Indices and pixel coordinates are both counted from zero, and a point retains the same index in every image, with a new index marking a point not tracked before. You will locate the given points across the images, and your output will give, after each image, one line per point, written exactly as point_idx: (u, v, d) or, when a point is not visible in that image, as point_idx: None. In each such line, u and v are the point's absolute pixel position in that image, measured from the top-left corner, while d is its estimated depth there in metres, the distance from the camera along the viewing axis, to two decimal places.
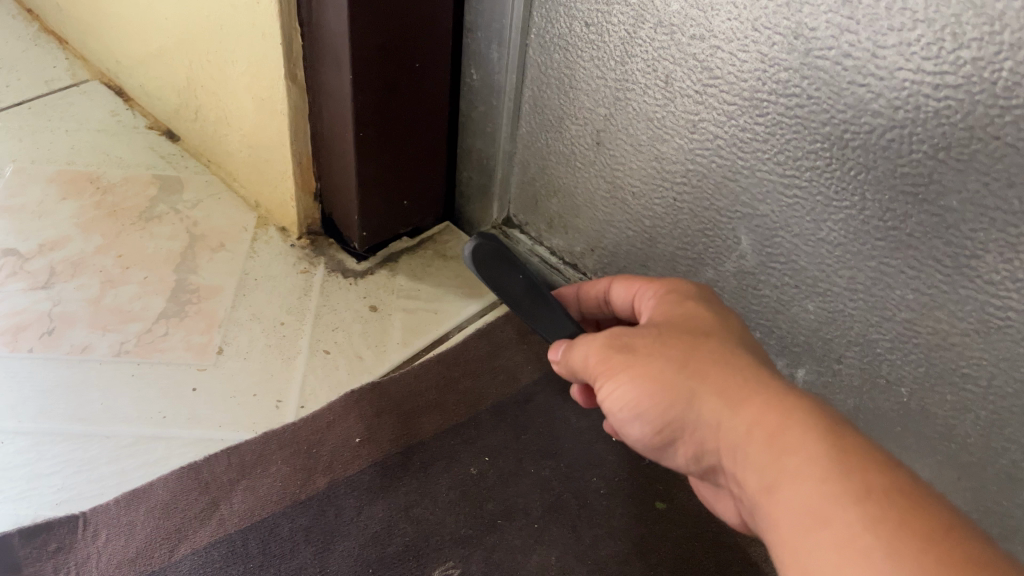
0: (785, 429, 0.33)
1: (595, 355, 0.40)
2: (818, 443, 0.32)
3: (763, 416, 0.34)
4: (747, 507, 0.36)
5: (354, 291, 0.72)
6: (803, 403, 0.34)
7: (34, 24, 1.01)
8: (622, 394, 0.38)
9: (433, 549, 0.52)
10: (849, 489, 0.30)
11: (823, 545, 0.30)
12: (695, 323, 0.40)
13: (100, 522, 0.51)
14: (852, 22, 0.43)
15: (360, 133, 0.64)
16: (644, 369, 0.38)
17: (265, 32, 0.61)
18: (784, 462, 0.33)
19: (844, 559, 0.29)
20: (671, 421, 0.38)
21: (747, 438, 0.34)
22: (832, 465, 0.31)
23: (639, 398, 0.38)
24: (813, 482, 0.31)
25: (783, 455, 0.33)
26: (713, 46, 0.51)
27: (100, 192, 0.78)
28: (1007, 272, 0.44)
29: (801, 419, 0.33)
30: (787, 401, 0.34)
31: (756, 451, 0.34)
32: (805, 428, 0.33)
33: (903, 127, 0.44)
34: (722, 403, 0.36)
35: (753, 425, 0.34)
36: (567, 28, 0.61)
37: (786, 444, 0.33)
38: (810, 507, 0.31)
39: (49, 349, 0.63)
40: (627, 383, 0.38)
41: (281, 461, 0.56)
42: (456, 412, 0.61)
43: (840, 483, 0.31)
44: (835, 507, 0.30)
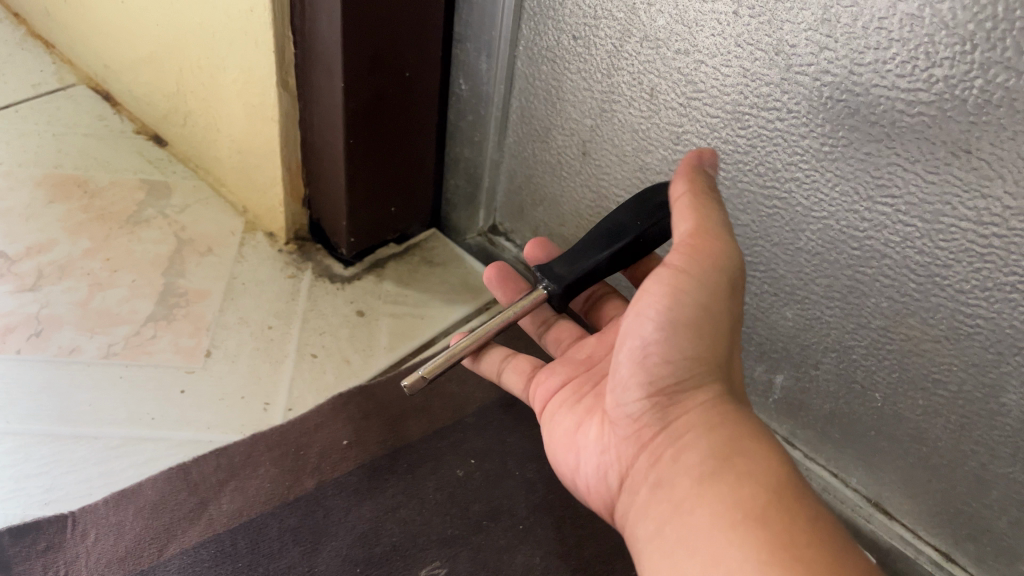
0: (751, 443, 0.39)
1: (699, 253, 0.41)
2: (775, 468, 0.37)
3: (738, 429, 0.40)
4: (663, 473, 0.40)
5: (341, 296, 0.73)
6: (771, 439, 0.40)
7: (20, 28, 1.01)
8: (671, 304, 0.40)
9: (419, 549, 0.53)
10: (790, 505, 0.35)
11: (754, 536, 0.34)
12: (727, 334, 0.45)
13: (89, 522, 0.51)
14: (830, 40, 0.45)
15: (350, 140, 0.65)
16: (709, 304, 0.40)
17: (257, 40, 0.62)
18: (739, 460, 0.38)
19: (765, 556, 0.33)
20: (680, 363, 0.40)
21: (715, 427, 0.40)
22: (784, 484, 0.36)
23: (678, 326, 0.40)
24: (763, 486, 0.36)
25: (744, 457, 0.38)
26: (698, 60, 0.53)
27: (87, 196, 0.79)
28: (976, 281, 0.46)
29: (770, 447, 0.39)
30: (762, 432, 0.40)
31: (716, 442, 0.39)
32: (770, 451, 0.38)
33: (879, 141, 0.46)
34: (711, 396, 0.41)
35: (727, 428, 0.40)
36: (555, 40, 0.62)
37: (746, 451, 0.38)
38: (749, 501, 0.35)
39: (36, 350, 0.63)
40: (689, 298, 0.40)
41: (269, 462, 0.56)
42: (442, 415, 0.62)
43: (783, 499, 0.35)
44: (773, 511, 0.35)
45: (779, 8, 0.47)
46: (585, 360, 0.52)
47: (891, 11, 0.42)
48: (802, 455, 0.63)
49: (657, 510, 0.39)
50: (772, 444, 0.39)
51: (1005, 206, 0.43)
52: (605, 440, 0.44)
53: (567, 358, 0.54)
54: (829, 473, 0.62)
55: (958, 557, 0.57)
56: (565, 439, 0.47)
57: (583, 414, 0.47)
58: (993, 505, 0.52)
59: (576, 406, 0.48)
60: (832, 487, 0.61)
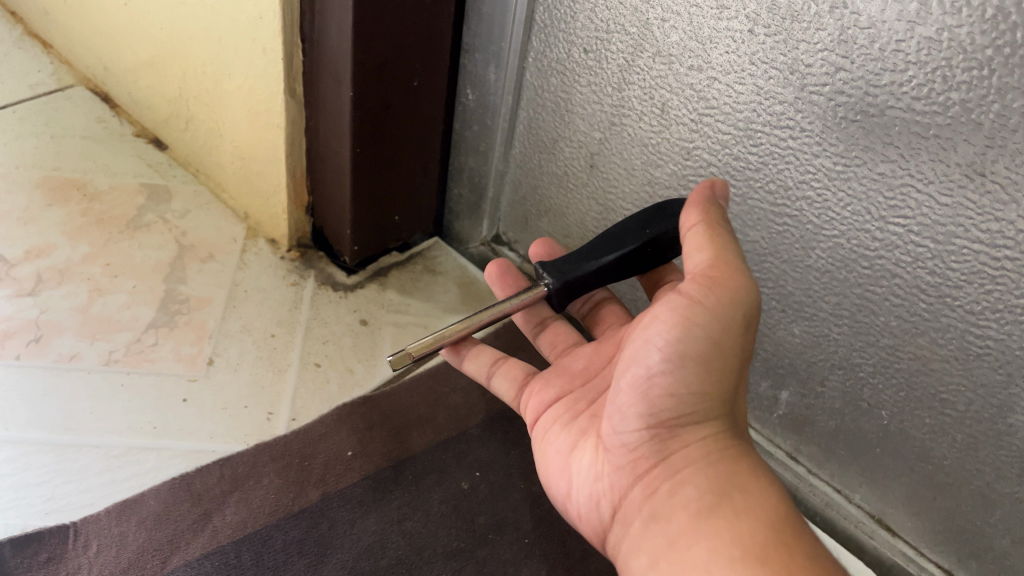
0: (750, 481, 0.39)
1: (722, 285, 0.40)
2: (774, 508, 0.38)
3: (739, 467, 0.40)
4: (659, 504, 0.40)
5: (344, 304, 0.72)
6: (770, 478, 0.40)
7: (18, 27, 1.00)
8: (683, 338, 0.40)
9: (425, 563, 0.52)
10: (790, 545, 0.36)
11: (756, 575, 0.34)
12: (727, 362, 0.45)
13: (91, 533, 0.51)
14: (846, 61, 0.46)
15: (358, 149, 0.64)
16: (718, 342, 0.40)
17: (266, 47, 0.61)
18: (737, 497, 0.38)
19: None
20: (685, 396, 0.40)
21: (714, 463, 0.40)
22: (781, 524, 0.37)
23: (688, 359, 0.40)
24: (760, 526, 0.37)
25: (740, 494, 0.38)
26: (710, 77, 0.53)
27: (87, 199, 0.78)
28: (987, 303, 0.46)
29: (769, 487, 0.39)
30: (761, 470, 0.40)
31: (713, 478, 0.39)
32: (766, 489, 0.39)
33: (892, 162, 0.47)
34: (713, 432, 0.41)
35: (728, 465, 0.40)
36: (566, 53, 0.62)
37: (745, 489, 0.39)
38: (745, 540, 0.36)
39: (35, 357, 0.62)
40: (701, 334, 0.40)
41: (273, 473, 0.56)
42: (446, 427, 0.61)
43: (782, 539, 0.36)
44: (773, 551, 0.35)
45: (795, 28, 0.47)
46: (579, 372, 0.50)
47: (908, 34, 0.43)
48: (806, 471, 0.63)
49: (651, 543, 0.39)
50: (766, 481, 0.40)
51: (1018, 229, 0.43)
52: (598, 465, 0.43)
53: (559, 366, 0.52)
54: (832, 489, 0.62)
55: (960, 574, 0.57)
56: (556, 461, 0.46)
57: (576, 436, 0.46)
58: (998, 525, 0.52)
59: (570, 424, 0.47)
60: (836, 503, 0.61)
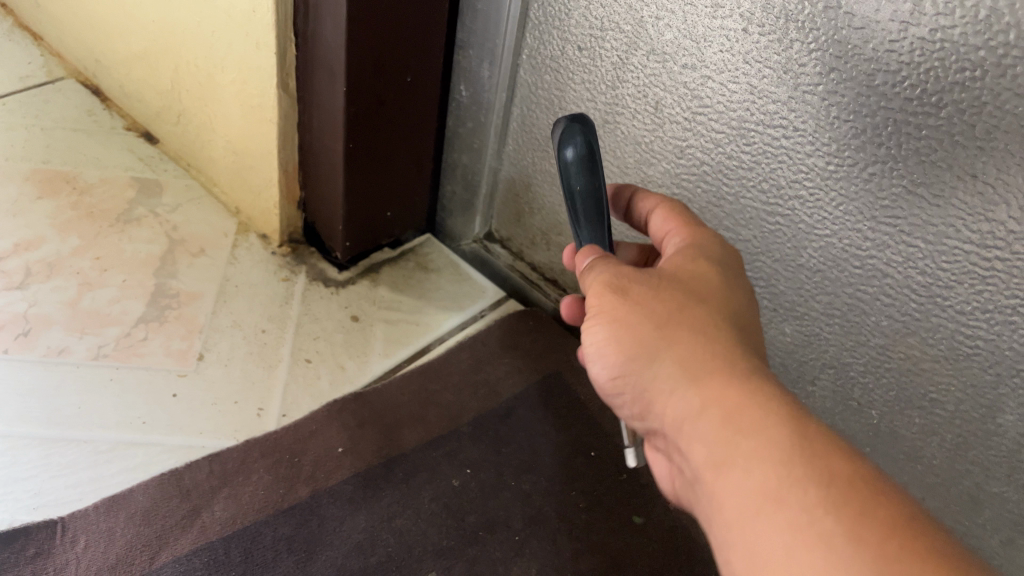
0: (742, 409, 0.31)
1: (604, 279, 0.38)
2: (777, 431, 0.30)
3: (722, 396, 0.32)
4: (688, 481, 0.34)
5: (335, 300, 0.72)
6: (766, 387, 0.32)
7: (9, 18, 0.99)
8: (597, 333, 0.37)
9: (415, 560, 0.52)
10: (804, 476, 0.28)
11: (780, 530, 0.28)
12: (694, 274, 0.38)
13: (78, 528, 0.50)
14: (840, 61, 0.46)
15: (350, 144, 0.64)
16: (620, 311, 0.36)
17: (259, 41, 0.61)
18: (739, 445, 0.30)
19: (796, 549, 0.27)
20: (632, 371, 0.36)
21: (699, 411, 0.32)
22: (794, 448, 0.29)
23: (607, 345, 0.36)
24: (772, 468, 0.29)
25: (738, 430, 0.31)
26: (704, 75, 0.53)
27: (77, 192, 0.77)
28: (977, 303, 0.47)
29: (766, 402, 0.31)
30: (751, 383, 0.32)
31: (708, 427, 0.32)
32: (765, 405, 0.31)
33: (884, 163, 0.47)
34: (682, 374, 0.34)
35: (710, 403, 0.32)
36: (560, 51, 0.62)
37: (743, 427, 0.31)
38: (763, 495, 0.29)
39: (24, 351, 0.61)
40: (603, 324, 0.37)
41: (262, 469, 0.55)
42: (437, 425, 0.61)
43: (795, 470, 0.29)
44: (789, 493, 0.28)
45: (789, 27, 0.47)
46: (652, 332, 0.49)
47: (902, 35, 0.43)
48: None
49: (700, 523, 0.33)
50: (766, 391, 0.31)
51: (1009, 230, 0.44)
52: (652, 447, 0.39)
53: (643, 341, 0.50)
54: None
55: None
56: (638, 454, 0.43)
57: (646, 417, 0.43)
58: (986, 524, 0.53)
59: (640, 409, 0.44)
60: None
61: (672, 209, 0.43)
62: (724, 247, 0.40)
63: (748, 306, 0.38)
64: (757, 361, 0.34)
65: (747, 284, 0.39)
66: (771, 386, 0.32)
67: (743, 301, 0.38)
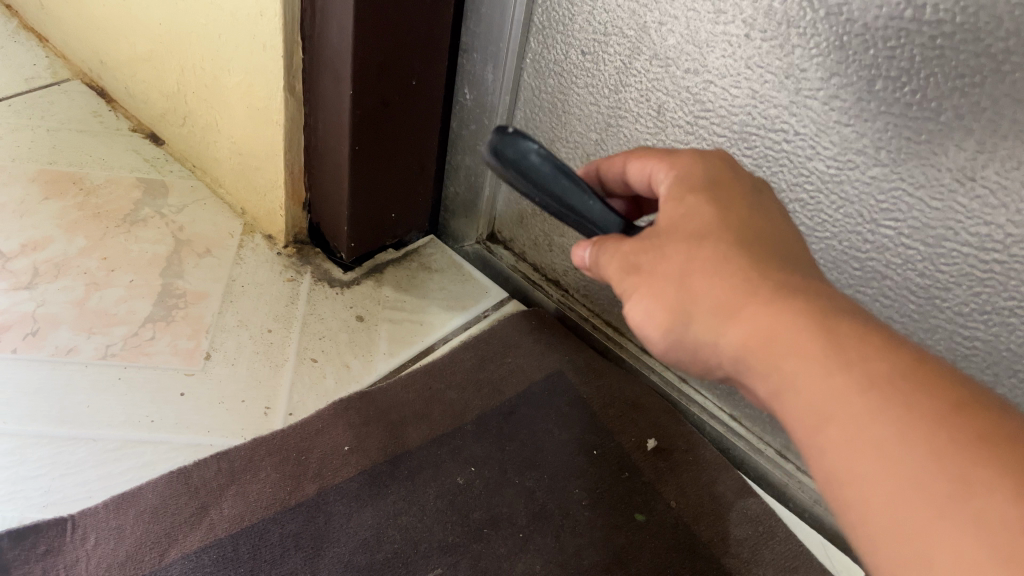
0: (777, 332, 0.31)
1: (617, 263, 0.38)
2: (811, 346, 0.30)
3: (756, 325, 0.31)
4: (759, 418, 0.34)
5: (340, 300, 0.73)
6: (790, 301, 0.31)
7: (14, 21, 1.00)
8: (634, 307, 0.37)
9: (420, 556, 0.53)
10: (845, 388, 0.28)
11: (841, 447, 0.28)
12: (689, 209, 0.37)
13: (88, 525, 0.51)
14: (841, 67, 0.47)
15: (356, 147, 0.65)
16: (648, 282, 0.36)
17: (265, 44, 0.62)
18: (784, 372, 0.30)
19: (861, 459, 0.27)
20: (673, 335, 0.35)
21: (742, 348, 0.32)
22: (832, 362, 0.29)
23: (644, 315, 0.36)
24: (819, 391, 0.29)
25: (778, 362, 0.30)
26: (707, 80, 0.54)
27: (83, 193, 0.78)
28: (975, 304, 0.48)
29: (794, 318, 0.31)
30: (777, 301, 0.31)
31: (755, 361, 0.31)
32: (792, 325, 0.30)
33: (885, 166, 0.48)
34: (715, 317, 0.33)
35: (748, 334, 0.32)
36: (563, 55, 0.63)
37: (782, 353, 0.30)
38: (818, 417, 0.29)
39: (32, 350, 0.62)
40: (638, 297, 0.36)
41: (269, 467, 0.56)
42: (441, 423, 0.62)
43: (838, 382, 0.28)
44: (840, 407, 0.28)
45: (791, 33, 0.48)
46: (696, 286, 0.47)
47: (902, 41, 0.44)
48: (795, 468, 0.63)
49: None
50: (790, 309, 0.31)
51: (1007, 233, 0.45)
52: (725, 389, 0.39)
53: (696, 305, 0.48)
54: None
55: None
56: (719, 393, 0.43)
57: None
58: None
59: None
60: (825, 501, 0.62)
61: (642, 152, 0.42)
62: (709, 165, 0.39)
63: (755, 216, 0.37)
64: (775, 272, 0.33)
65: (746, 192, 0.38)
66: (795, 299, 0.31)
67: (749, 214, 0.37)
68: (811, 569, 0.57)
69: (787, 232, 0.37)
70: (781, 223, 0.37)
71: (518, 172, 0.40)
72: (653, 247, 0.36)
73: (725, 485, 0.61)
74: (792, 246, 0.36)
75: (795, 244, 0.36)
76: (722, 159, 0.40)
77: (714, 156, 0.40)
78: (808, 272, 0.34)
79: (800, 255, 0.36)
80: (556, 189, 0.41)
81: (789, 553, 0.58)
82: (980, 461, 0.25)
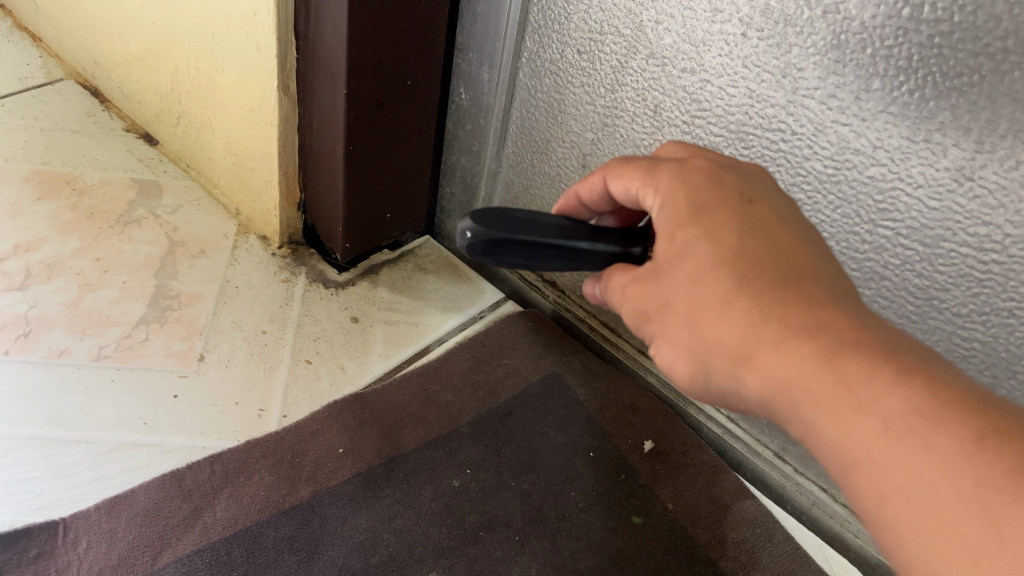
0: (795, 378, 0.31)
1: (633, 309, 0.39)
2: (827, 390, 0.30)
3: (774, 370, 0.32)
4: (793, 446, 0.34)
5: (335, 301, 0.72)
6: (801, 341, 0.31)
7: (8, 20, 1.00)
8: (660, 354, 0.37)
9: (416, 560, 0.52)
10: (869, 433, 0.29)
11: (875, 497, 0.28)
12: (681, 246, 0.36)
13: (80, 529, 0.50)
14: (838, 66, 0.47)
15: (351, 147, 0.64)
16: (669, 329, 0.36)
17: (260, 43, 0.61)
18: (808, 418, 0.31)
19: (897, 507, 0.27)
20: (700, 382, 0.36)
21: (766, 392, 0.32)
22: (848, 409, 0.29)
23: (672, 363, 0.36)
24: (840, 438, 0.30)
25: (796, 408, 0.31)
26: (703, 79, 0.54)
27: (77, 194, 0.77)
28: (973, 305, 0.48)
29: (807, 361, 0.31)
30: (790, 343, 0.32)
31: (780, 406, 0.32)
32: (805, 369, 0.31)
33: (882, 166, 0.48)
34: (734, 362, 0.33)
35: (768, 380, 0.32)
36: (560, 54, 0.63)
37: (802, 400, 0.31)
38: (850, 464, 0.29)
39: (24, 352, 0.61)
40: (662, 344, 0.37)
41: (264, 470, 0.55)
42: (437, 425, 0.62)
43: (860, 428, 0.29)
44: (868, 455, 0.29)
45: (788, 32, 0.48)
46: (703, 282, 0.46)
47: (900, 39, 0.43)
48: (792, 470, 0.63)
49: None
50: (800, 351, 0.31)
51: (1005, 234, 0.44)
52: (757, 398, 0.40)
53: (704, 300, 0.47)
54: (819, 489, 0.61)
55: None
56: None
57: None
58: None
59: None
60: (822, 503, 0.61)
61: (623, 170, 0.40)
62: (692, 181, 0.38)
63: (751, 230, 0.36)
64: (780, 302, 0.33)
65: (737, 206, 0.37)
66: (803, 338, 0.31)
67: (744, 230, 0.36)
68: (808, 572, 0.56)
69: (787, 237, 0.36)
70: (779, 228, 0.36)
71: (496, 260, 0.41)
72: (662, 292, 0.37)
73: (722, 487, 0.61)
74: (794, 253, 0.35)
75: (795, 250, 0.35)
76: (706, 173, 0.38)
77: (698, 171, 0.38)
78: (814, 288, 0.33)
79: (803, 263, 0.35)
80: (540, 260, 0.41)
81: (787, 555, 0.57)
82: (1006, 502, 0.25)
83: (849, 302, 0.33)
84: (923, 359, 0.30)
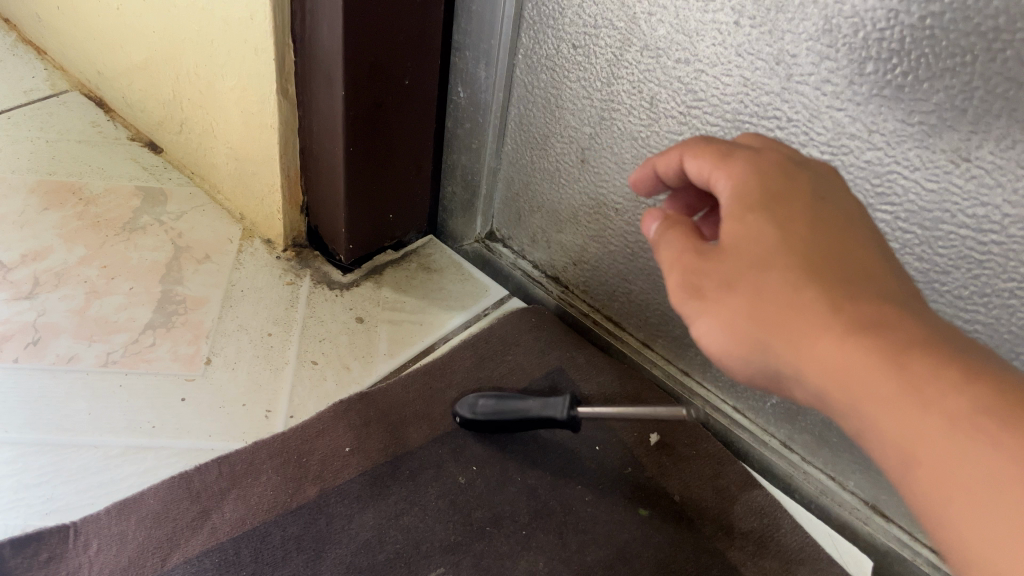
0: (870, 364, 0.30)
1: (680, 283, 0.36)
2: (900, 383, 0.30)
3: (845, 356, 0.31)
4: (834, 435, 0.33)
5: (340, 303, 0.73)
6: (880, 333, 0.31)
7: (11, 35, 1.01)
8: (708, 331, 0.35)
9: (422, 557, 0.53)
10: (942, 428, 0.29)
11: (941, 490, 0.28)
12: (750, 228, 0.35)
13: (90, 532, 0.51)
14: (832, 51, 0.46)
15: (350, 149, 0.65)
16: (727, 306, 0.35)
17: (257, 47, 0.62)
18: (877, 408, 0.30)
19: (965, 503, 0.28)
20: (756, 362, 0.34)
21: (833, 376, 0.31)
22: (920, 404, 0.29)
23: (724, 341, 0.35)
24: (907, 429, 0.29)
25: (865, 395, 0.30)
26: (698, 69, 0.54)
27: (83, 202, 0.78)
28: (974, 288, 0.47)
29: (885, 353, 0.30)
30: (866, 333, 0.31)
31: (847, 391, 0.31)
32: (879, 360, 0.30)
33: (879, 150, 0.47)
34: (801, 343, 0.32)
35: (837, 364, 0.31)
36: (555, 49, 0.63)
37: (875, 387, 0.30)
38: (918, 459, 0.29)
39: (34, 359, 0.62)
40: (713, 322, 0.35)
41: (271, 469, 0.56)
42: (442, 423, 0.62)
43: (931, 422, 0.29)
44: (938, 449, 0.29)
45: (781, 19, 0.48)
46: None
47: (891, 22, 0.43)
48: (800, 459, 0.63)
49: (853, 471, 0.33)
50: (874, 341, 0.31)
51: (1004, 214, 0.44)
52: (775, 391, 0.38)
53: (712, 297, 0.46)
54: (827, 476, 0.62)
55: None
56: None
57: None
58: None
59: None
60: (831, 491, 0.61)
61: (703, 150, 0.39)
62: (765, 173, 0.37)
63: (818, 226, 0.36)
64: (854, 295, 0.33)
65: (810, 202, 0.37)
66: (880, 330, 0.31)
67: (811, 224, 0.36)
68: (817, 560, 0.56)
69: (854, 235, 0.36)
70: (847, 228, 0.36)
71: None
72: (722, 270, 0.35)
73: (729, 479, 0.61)
74: (862, 252, 0.35)
75: (864, 250, 0.35)
76: (777, 165, 0.38)
77: (772, 163, 0.38)
78: (884, 289, 0.33)
79: (869, 263, 0.35)
80: None
81: (796, 544, 0.57)
82: None
83: (913, 304, 0.33)
84: (988, 363, 0.31)
